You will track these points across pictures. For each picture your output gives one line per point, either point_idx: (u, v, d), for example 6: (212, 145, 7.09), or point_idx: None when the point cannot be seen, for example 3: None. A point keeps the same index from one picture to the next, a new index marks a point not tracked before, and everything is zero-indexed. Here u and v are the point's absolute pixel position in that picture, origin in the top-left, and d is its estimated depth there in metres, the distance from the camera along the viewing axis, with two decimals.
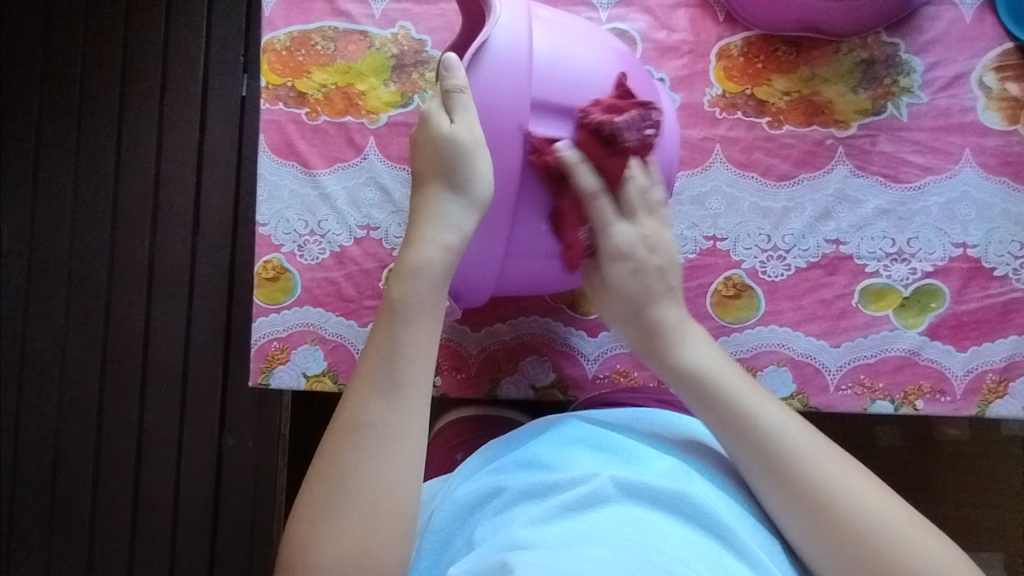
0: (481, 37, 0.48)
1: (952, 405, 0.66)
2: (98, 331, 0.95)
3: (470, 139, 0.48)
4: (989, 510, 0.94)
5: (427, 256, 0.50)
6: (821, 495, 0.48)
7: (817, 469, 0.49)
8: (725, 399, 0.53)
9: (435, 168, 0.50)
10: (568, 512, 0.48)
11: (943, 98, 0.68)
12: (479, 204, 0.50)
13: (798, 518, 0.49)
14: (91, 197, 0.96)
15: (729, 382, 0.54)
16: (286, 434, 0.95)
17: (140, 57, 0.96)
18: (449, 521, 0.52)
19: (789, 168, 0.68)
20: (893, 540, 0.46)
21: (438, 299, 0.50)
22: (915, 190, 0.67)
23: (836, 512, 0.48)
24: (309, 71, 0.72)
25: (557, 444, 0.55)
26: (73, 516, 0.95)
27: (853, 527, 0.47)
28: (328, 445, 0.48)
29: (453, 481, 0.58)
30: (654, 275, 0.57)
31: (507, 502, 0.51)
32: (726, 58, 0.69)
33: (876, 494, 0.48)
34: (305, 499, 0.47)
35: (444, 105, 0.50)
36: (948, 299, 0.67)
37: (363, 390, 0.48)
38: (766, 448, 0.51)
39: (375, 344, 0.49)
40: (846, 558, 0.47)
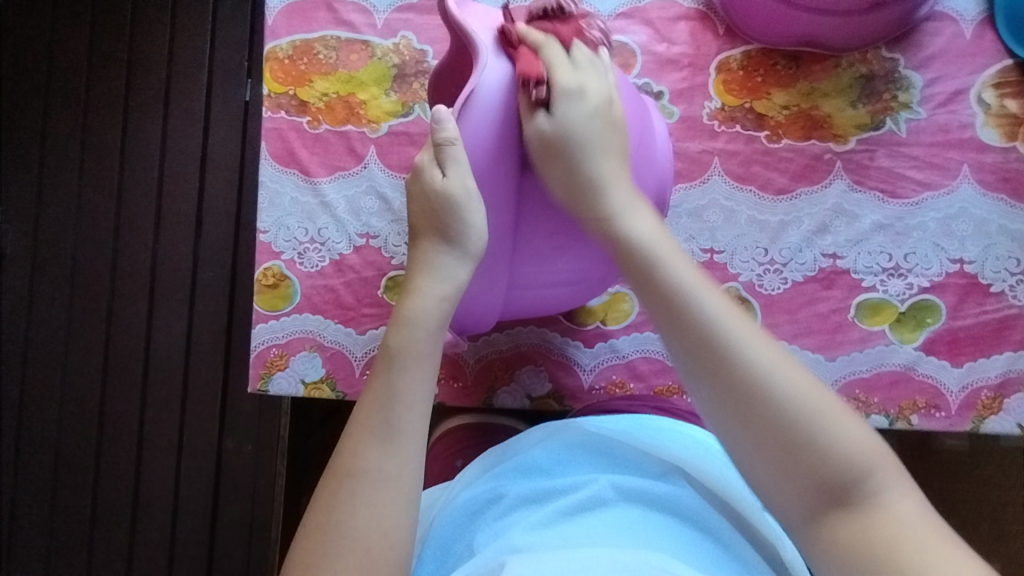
0: (470, 86, 0.47)
1: (946, 420, 0.66)
2: (101, 332, 0.96)
3: (465, 193, 0.48)
4: (984, 521, 0.95)
5: (424, 305, 0.49)
6: (751, 381, 0.42)
7: (755, 355, 0.42)
8: (659, 274, 0.46)
9: (431, 220, 0.49)
10: (566, 516, 0.49)
11: (942, 114, 0.68)
12: (477, 254, 0.49)
13: (722, 411, 0.43)
14: (95, 200, 0.97)
15: (666, 258, 0.47)
16: (284, 436, 0.96)
17: (145, 60, 0.97)
18: (449, 529, 0.53)
19: (787, 182, 0.68)
20: (824, 433, 0.41)
21: (437, 341, 0.49)
22: (912, 206, 0.67)
23: (768, 400, 0.42)
24: (311, 79, 0.72)
25: (555, 450, 0.56)
26: (74, 515, 0.96)
27: (780, 428, 0.41)
28: (322, 491, 0.45)
29: (453, 490, 0.58)
30: (593, 125, 0.49)
31: (508, 508, 0.52)
32: (726, 71, 0.69)
33: (809, 391, 0.42)
34: (297, 552, 0.44)
35: (436, 156, 0.49)
36: (944, 315, 0.67)
37: (358, 435, 0.46)
38: (695, 333, 0.44)
39: (372, 393, 0.48)
40: (770, 457, 0.42)
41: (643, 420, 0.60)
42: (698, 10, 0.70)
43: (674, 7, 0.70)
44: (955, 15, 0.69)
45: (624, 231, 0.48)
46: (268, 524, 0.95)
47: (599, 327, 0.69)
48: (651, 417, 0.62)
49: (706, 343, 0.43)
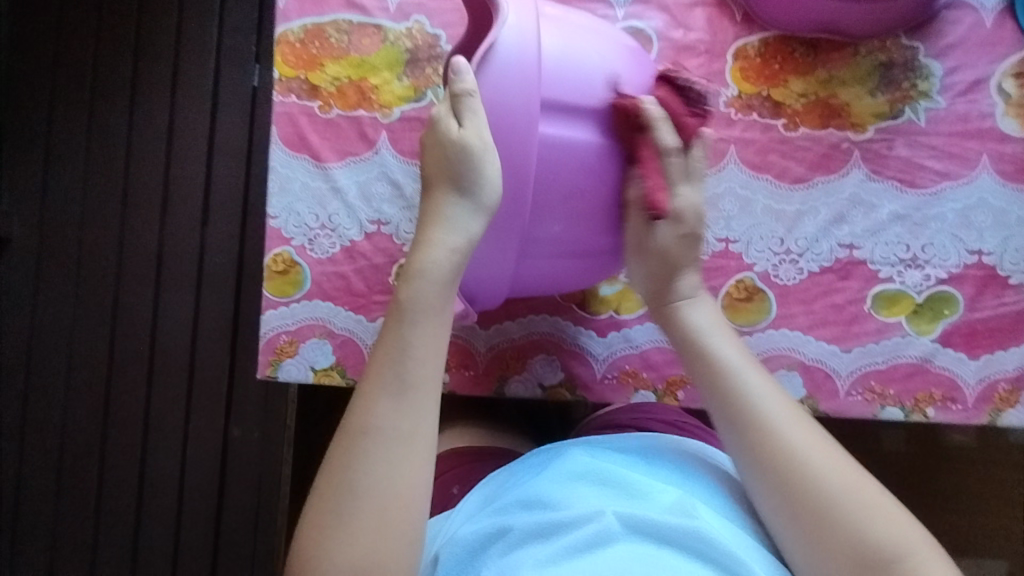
0: (489, 39, 0.47)
1: (963, 413, 0.65)
2: (106, 319, 0.96)
3: (481, 145, 0.48)
4: (994, 516, 0.94)
5: (435, 257, 0.49)
6: (786, 452, 0.48)
7: (788, 430, 0.49)
8: (706, 356, 0.53)
9: (446, 171, 0.50)
10: (577, 553, 0.44)
11: (962, 104, 0.67)
12: (490, 208, 0.49)
13: (759, 476, 0.49)
14: (101, 186, 0.96)
15: (711, 343, 0.54)
16: (291, 425, 0.95)
17: (153, 45, 0.96)
18: (453, 566, 0.47)
19: (804, 171, 0.67)
20: (851, 508, 0.45)
21: (447, 298, 0.49)
22: (930, 196, 0.67)
23: (803, 472, 0.47)
24: (322, 63, 0.71)
25: (560, 480, 0.50)
26: (79, 502, 0.95)
27: (809, 497, 0.46)
28: (334, 450, 0.46)
29: (452, 521, 0.53)
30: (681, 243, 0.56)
31: (513, 545, 0.46)
32: (743, 58, 0.68)
33: (836, 460, 0.47)
34: (310, 511, 0.46)
35: (452, 108, 0.49)
36: (961, 306, 0.66)
37: (370, 390, 0.47)
38: (735, 409, 0.50)
39: (383, 346, 0.48)
40: (798, 523, 0.47)
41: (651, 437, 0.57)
42: None
43: None
44: (975, 3, 0.68)
45: (687, 316, 0.56)
46: (274, 512, 0.94)
47: (612, 316, 0.69)
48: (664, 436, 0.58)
49: (744, 419, 0.50)
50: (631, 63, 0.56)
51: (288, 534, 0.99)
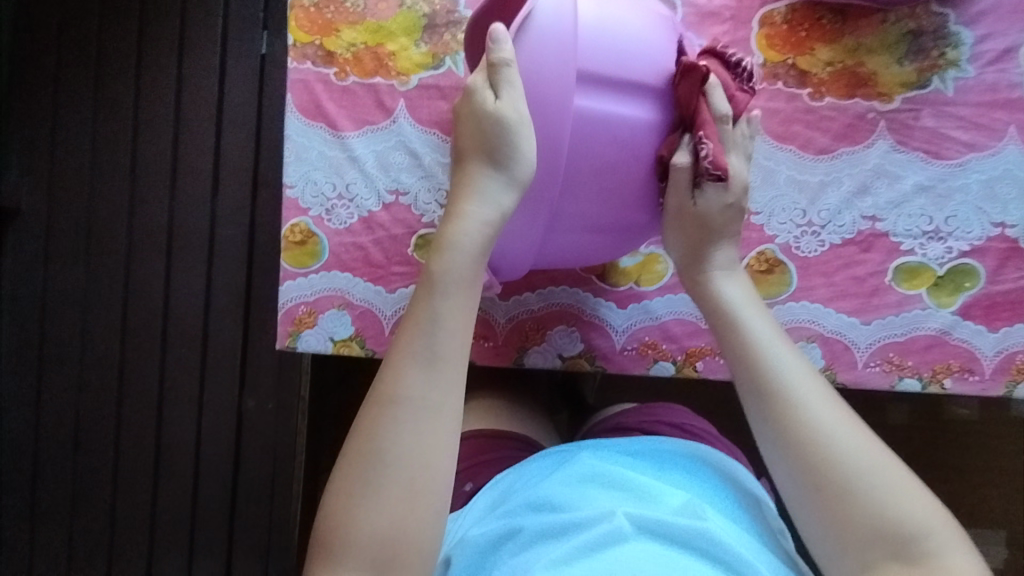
0: (526, 7, 0.48)
1: (980, 384, 0.66)
2: (119, 290, 0.95)
3: (517, 117, 0.49)
4: (1000, 487, 0.95)
5: (467, 230, 0.49)
6: (816, 440, 0.48)
7: (821, 412, 0.49)
8: (741, 328, 0.54)
9: (479, 143, 0.50)
10: (586, 552, 0.45)
11: (991, 73, 0.66)
12: (522, 181, 0.50)
13: (788, 460, 0.49)
14: (109, 156, 0.95)
15: (746, 317, 0.54)
16: (305, 396, 0.96)
17: (158, 10, 0.94)
18: (468, 567, 0.49)
19: (828, 142, 0.67)
20: (877, 489, 0.46)
21: (478, 272, 0.49)
22: (956, 167, 0.66)
23: (832, 457, 0.47)
24: (338, 29, 0.70)
25: (569, 484, 0.52)
26: (97, 471, 0.96)
27: (842, 478, 0.47)
28: (364, 417, 0.46)
29: (461, 521, 0.55)
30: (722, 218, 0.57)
31: (524, 544, 0.48)
32: (769, 25, 0.67)
33: (870, 449, 0.47)
34: (338, 477, 0.46)
35: (489, 78, 0.50)
36: (982, 279, 0.66)
37: (400, 360, 0.47)
38: (770, 383, 0.51)
39: (415, 317, 0.48)
40: (831, 507, 0.47)
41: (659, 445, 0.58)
42: None
43: None
44: None
45: (720, 288, 0.57)
46: (291, 481, 0.95)
47: (633, 288, 0.69)
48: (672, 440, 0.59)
49: (779, 400, 0.50)
50: (669, 33, 0.55)
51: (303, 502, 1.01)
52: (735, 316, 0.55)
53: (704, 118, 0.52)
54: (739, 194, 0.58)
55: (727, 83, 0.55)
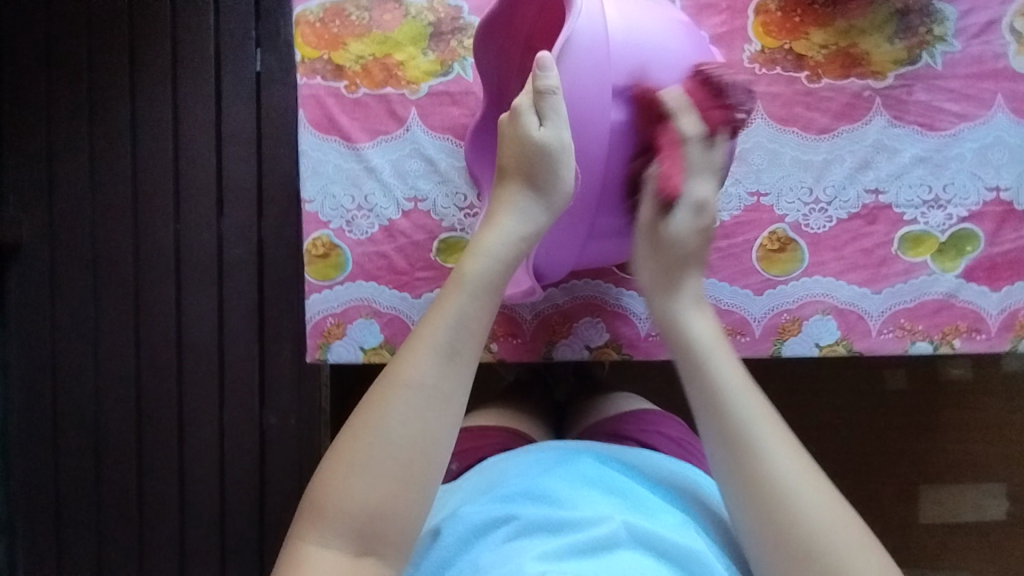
0: (566, 32, 0.50)
1: (987, 342, 0.69)
2: (129, 319, 0.91)
3: (560, 144, 0.49)
4: (1006, 441, 0.99)
5: (498, 235, 0.48)
6: (779, 491, 0.41)
7: (783, 463, 0.42)
8: (706, 368, 0.45)
9: (523, 161, 0.49)
10: (582, 554, 0.41)
11: (976, 46, 0.69)
12: (556, 207, 0.50)
13: (743, 502, 0.42)
14: (108, 183, 0.91)
15: (712, 356, 0.46)
16: (327, 409, 0.93)
17: (147, 28, 0.89)
18: (453, 545, 0.45)
19: (829, 122, 0.69)
20: (840, 552, 0.39)
21: (504, 280, 0.48)
22: (950, 137, 0.69)
23: (792, 510, 0.40)
24: (345, 42, 0.71)
25: (571, 481, 0.48)
26: (121, 507, 0.93)
27: (806, 536, 0.40)
28: (372, 393, 0.44)
29: (448, 502, 0.52)
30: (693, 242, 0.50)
31: (519, 534, 0.44)
32: (765, 13, 0.70)
33: (837, 510, 0.40)
34: (338, 444, 0.44)
35: (535, 104, 0.50)
36: (982, 242, 0.69)
37: (418, 348, 0.45)
38: (733, 426, 0.43)
39: (437, 310, 0.46)
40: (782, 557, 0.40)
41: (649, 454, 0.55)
42: None
43: None
44: None
45: (685, 325, 0.48)
46: None
47: None
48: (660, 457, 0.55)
49: (742, 441, 0.43)
50: (692, 39, 0.58)
51: None
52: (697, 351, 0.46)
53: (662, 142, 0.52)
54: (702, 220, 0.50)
55: (702, 105, 0.52)
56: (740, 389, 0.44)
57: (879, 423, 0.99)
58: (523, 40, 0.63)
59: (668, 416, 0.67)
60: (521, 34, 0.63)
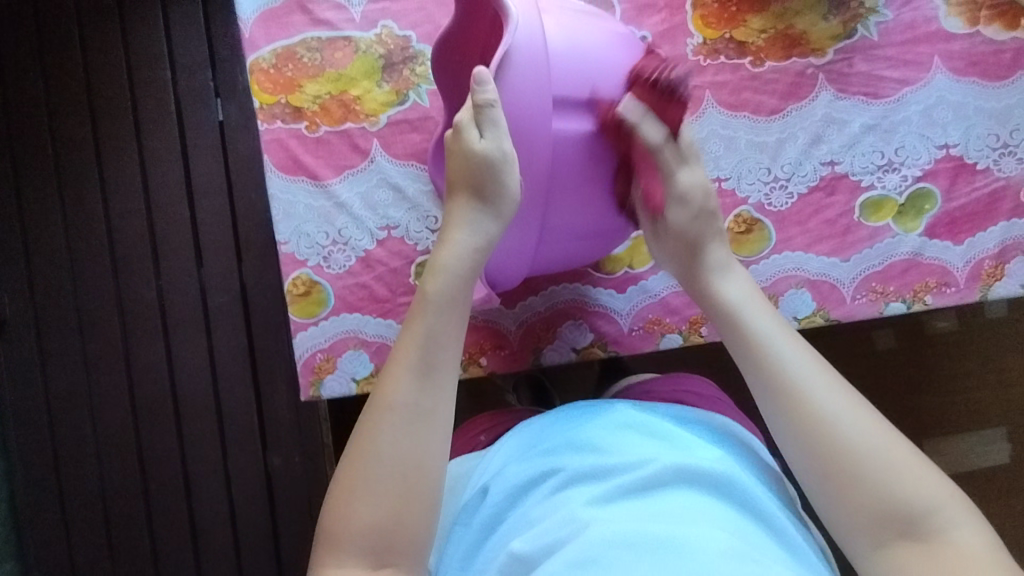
0: (505, 44, 0.50)
1: (957, 294, 0.71)
2: (123, 379, 0.91)
3: (502, 156, 0.52)
4: (997, 386, 1.01)
5: (458, 254, 0.53)
6: (816, 417, 0.48)
7: (824, 396, 0.49)
8: (743, 325, 0.54)
9: (468, 179, 0.53)
10: (627, 494, 0.49)
11: (907, 13, 0.72)
12: (505, 216, 0.53)
13: (795, 446, 0.49)
14: (86, 248, 0.91)
15: (750, 313, 0.54)
16: (330, 442, 0.92)
17: (107, 92, 0.90)
18: (502, 501, 0.54)
19: (777, 102, 0.71)
20: (881, 467, 0.46)
21: (467, 292, 0.52)
22: (895, 103, 0.71)
23: (835, 439, 0.47)
24: (300, 84, 0.72)
25: (608, 429, 0.56)
26: (139, 567, 0.92)
27: (846, 446, 0.47)
28: (365, 420, 0.48)
29: (489, 464, 0.59)
30: (695, 227, 0.58)
31: (565, 482, 0.52)
32: (703, 6, 0.72)
33: (875, 423, 0.48)
34: (343, 470, 0.47)
35: (474, 119, 0.52)
36: (939, 199, 0.71)
37: (397, 370, 0.49)
38: (768, 370, 0.51)
39: (411, 331, 0.50)
40: (821, 465, 0.48)
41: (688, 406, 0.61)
42: None
43: None
44: None
45: (721, 288, 0.57)
46: None
47: (627, 272, 0.72)
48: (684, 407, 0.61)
49: (784, 387, 0.50)
50: (624, 44, 0.59)
51: None
52: (733, 311, 0.55)
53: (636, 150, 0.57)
54: (705, 199, 0.59)
55: (654, 108, 0.56)
56: (779, 339, 0.52)
57: (873, 385, 1.01)
58: (477, 56, 0.64)
59: (698, 381, 0.70)
60: (475, 51, 0.64)
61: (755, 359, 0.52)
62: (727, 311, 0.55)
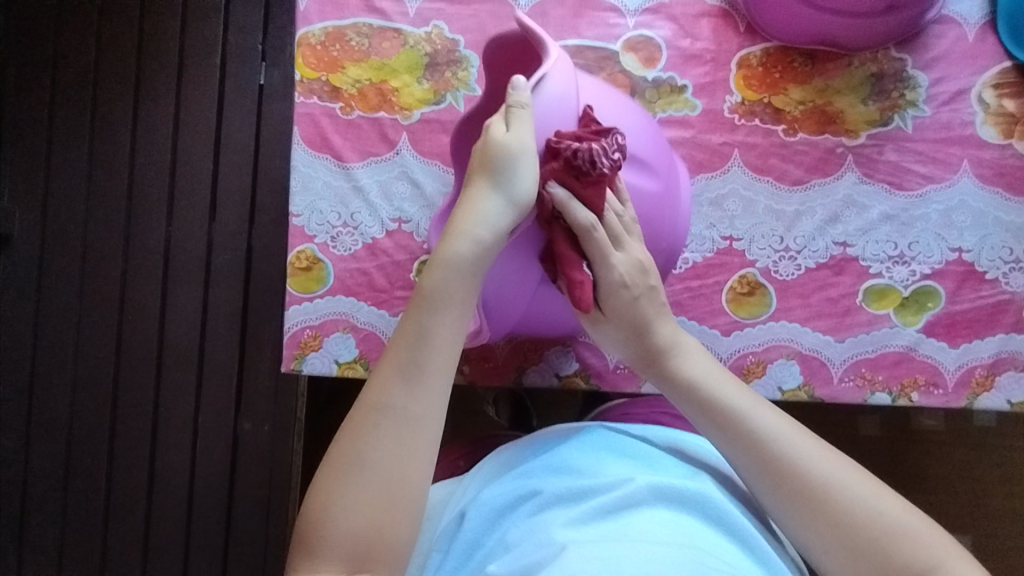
0: (540, 72, 0.52)
1: (944, 397, 0.71)
2: (114, 314, 0.91)
3: (520, 148, 0.50)
4: (973, 494, 1.00)
5: (460, 247, 0.50)
6: (818, 494, 0.50)
7: (816, 465, 0.50)
8: (717, 407, 0.54)
9: (480, 168, 0.51)
10: (605, 514, 0.49)
11: (945, 112, 0.73)
12: (518, 203, 0.50)
13: (797, 519, 0.50)
14: (106, 182, 0.92)
15: (722, 393, 0.55)
16: (302, 417, 0.91)
17: (158, 36, 0.92)
18: (479, 524, 0.53)
19: (802, 174, 0.72)
20: (884, 530, 0.48)
21: (469, 289, 0.50)
22: (917, 197, 0.72)
23: (834, 505, 0.49)
24: (344, 66, 0.74)
25: (584, 449, 0.57)
26: (87, 504, 0.91)
27: (842, 512, 0.49)
28: (349, 424, 0.48)
29: (467, 490, 0.59)
30: (645, 297, 0.58)
31: (542, 505, 0.52)
32: (746, 67, 0.73)
33: (869, 485, 0.50)
34: (321, 474, 0.48)
35: (501, 117, 0.51)
36: (943, 299, 0.72)
37: (388, 371, 0.49)
38: (755, 451, 0.52)
39: (404, 331, 0.49)
40: (820, 533, 0.50)
41: (675, 432, 0.61)
42: (720, 7, 0.74)
43: (698, 4, 0.74)
44: (959, 18, 0.73)
45: (681, 367, 0.57)
46: (287, 503, 0.90)
47: None
48: (679, 437, 0.60)
49: (773, 464, 0.51)
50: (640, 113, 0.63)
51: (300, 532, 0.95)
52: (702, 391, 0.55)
53: (563, 252, 0.54)
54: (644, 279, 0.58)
55: (575, 185, 0.53)
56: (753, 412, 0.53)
57: None
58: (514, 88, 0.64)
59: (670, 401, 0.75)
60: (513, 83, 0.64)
61: (740, 446, 0.53)
62: (691, 387, 0.56)
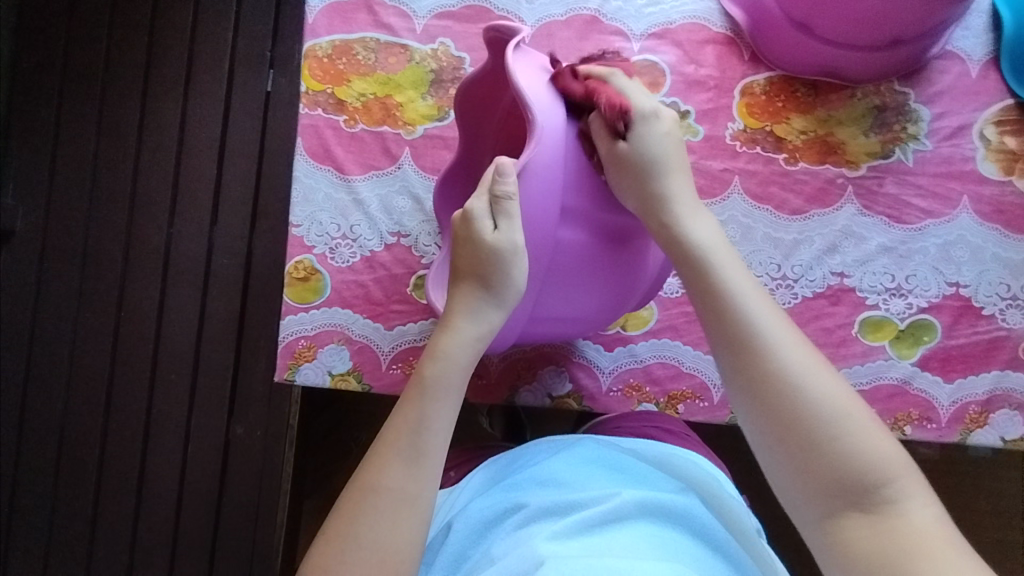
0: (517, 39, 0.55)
1: (937, 431, 0.71)
2: (112, 312, 0.91)
3: (512, 249, 0.53)
4: (968, 526, 0.99)
5: (459, 344, 0.54)
6: (784, 382, 0.48)
7: (789, 356, 0.48)
8: (710, 272, 0.53)
9: (474, 270, 0.54)
10: (590, 528, 0.49)
11: (947, 147, 0.73)
12: (508, 305, 0.55)
13: (751, 408, 0.49)
14: (110, 180, 0.92)
15: (720, 263, 0.53)
16: (294, 424, 0.90)
17: (169, 39, 0.93)
18: (465, 536, 0.53)
19: (802, 204, 0.72)
20: (845, 433, 0.46)
21: (464, 379, 0.54)
22: (916, 231, 0.72)
23: (796, 400, 0.47)
24: (349, 79, 0.75)
25: (573, 466, 0.57)
26: (76, 502, 0.90)
27: (807, 416, 0.47)
28: (345, 501, 0.50)
29: (456, 501, 0.60)
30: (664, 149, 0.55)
31: (528, 518, 0.52)
32: (749, 95, 0.74)
33: (845, 397, 0.47)
34: (331, 525, 0.49)
35: (490, 208, 0.53)
36: (939, 333, 0.72)
37: (388, 452, 0.50)
38: (735, 324, 0.50)
39: (403, 416, 0.52)
40: (767, 413, 0.48)
41: (667, 449, 0.60)
42: (725, 35, 0.75)
43: (703, 31, 0.75)
44: (963, 54, 0.74)
45: (687, 232, 0.55)
46: (275, 508, 0.89)
47: (619, 332, 0.74)
48: (672, 452, 0.61)
49: (747, 337, 0.49)
50: None
51: (287, 540, 0.94)
52: (702, 255, 0.53)
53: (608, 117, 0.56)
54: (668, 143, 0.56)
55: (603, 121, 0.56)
56: (746, 295, 0.51)
57: None
58: (500, 113, 0.67)
59: None
60: (499, 108, 0.67)
61: (726, 316, 0.51)
62: (692, 250, 0.54)
